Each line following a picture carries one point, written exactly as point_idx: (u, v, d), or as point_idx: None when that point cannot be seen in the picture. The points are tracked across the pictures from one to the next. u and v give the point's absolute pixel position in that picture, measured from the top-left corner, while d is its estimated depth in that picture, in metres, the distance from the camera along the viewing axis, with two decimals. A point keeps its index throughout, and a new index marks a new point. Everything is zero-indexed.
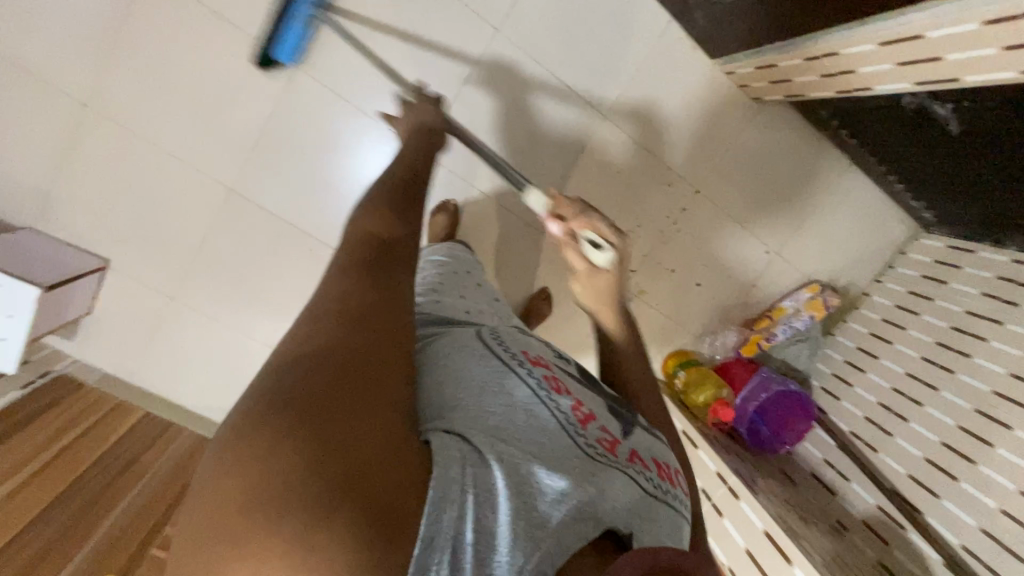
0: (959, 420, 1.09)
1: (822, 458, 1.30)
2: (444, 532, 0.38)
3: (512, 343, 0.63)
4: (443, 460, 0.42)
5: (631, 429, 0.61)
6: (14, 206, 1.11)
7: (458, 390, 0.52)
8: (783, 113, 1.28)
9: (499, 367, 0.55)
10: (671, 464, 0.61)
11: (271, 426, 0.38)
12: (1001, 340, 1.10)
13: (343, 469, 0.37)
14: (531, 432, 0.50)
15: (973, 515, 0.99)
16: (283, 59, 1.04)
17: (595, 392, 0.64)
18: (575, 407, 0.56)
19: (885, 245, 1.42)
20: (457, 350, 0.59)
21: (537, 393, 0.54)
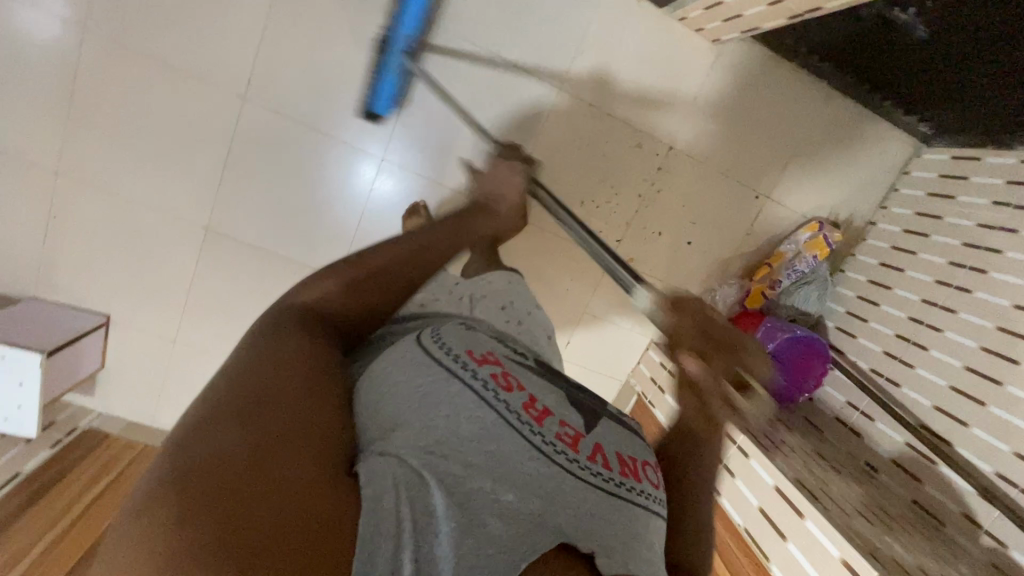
0: (981, 341, 1.02)
1: (845, 401, 1.25)
2: (381, 556, 0.42)
3: (456, 342, 0.61)
4: (384, 492, 0.45)
5: (596, 420, 0.61)
6: (13, 280, 1.16)
7: (403, 408, 0.54)
8: (749, 48, 1.20)
9: (439, 378, 0.56)
10: (640, 456, 0.61)
11: (197, 491, 0.40)
12: (1017, 250, 1.02)
13: (263, 517, 0.40)
14: (474, 441, 0.52)
15: (1005, 440, 0.93)
16: (380, 108, 1.09)
17: (555, 382, 0.64)
18: (528, 404, 0.57)
19: (885, 168, 1.32)
20: (402, 361, 0.59)
21: (483, 399, 0.55)
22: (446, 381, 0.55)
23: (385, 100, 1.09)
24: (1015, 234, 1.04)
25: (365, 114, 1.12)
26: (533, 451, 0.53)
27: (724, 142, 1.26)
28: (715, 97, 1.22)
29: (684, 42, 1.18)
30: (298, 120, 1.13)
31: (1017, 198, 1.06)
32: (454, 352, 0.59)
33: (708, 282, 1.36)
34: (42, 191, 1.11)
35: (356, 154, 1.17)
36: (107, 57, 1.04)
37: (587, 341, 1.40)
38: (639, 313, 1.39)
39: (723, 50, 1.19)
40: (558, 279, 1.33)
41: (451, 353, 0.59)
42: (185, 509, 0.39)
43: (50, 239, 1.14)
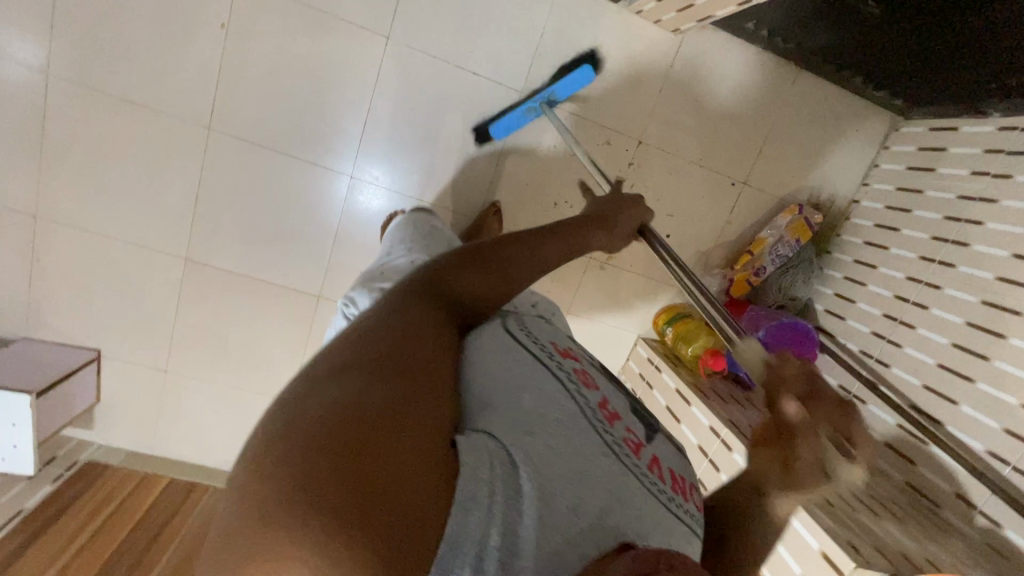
0: (967, 316, 1.00)
1: (836, 385, 1.23)
2: (468, 540, 0.37)
3: (540, 335, 0.63)
4: (471, 458, 0.40)
5: (652, 435, 0.60)
6: (4, 322, 1.19)
7: (492, 384, 0.51)
8: (712, 35, 1.19)
9: (530, 365, 0.54)
10: (687, 478, 0.58)
11: (332, 431, 0.34)
12: (998, 220, 1.00)
13: (373, 476, 0.33)
14: (563, 430, 0.48)
15: (994, 417, 0.91)
16: (495, 134, 1.16)
17: (619, 393, 0.64)
18: (602, 404, 0.56)
19: (865, 144, 1.29)
20: (490, 343, 0.56)
21: (567, 389, 0.53)
22: (536, 367, 0.54)
23: (504, 128, 1.15)
24: (995, 204, 1.01)
25: (478, 138, 1.19)
26: (609, 448, 0.50)
27: (696, 131, 1.25)
28: (683, 87, 1.21)
29: (645, 34, 1.17)
30: (265, 146, 1.14)
31: (995, 167, 1.03)
32: (541, 347, 0.58)
33: (691, 273, 1.35)
34: (23, 233, 1.13)
35: (328, 174, 1.18)
36: (75, 98, 1.06)
37: (574, 341, 1.39)
38: (624, 310, 1.38)
39: (686, 39, 1.18)
40: (539, 282, 1.33)
41: (537, 345, 0.58)
42: (324, 434, 0.34)
43: (36, 280, 1.17)
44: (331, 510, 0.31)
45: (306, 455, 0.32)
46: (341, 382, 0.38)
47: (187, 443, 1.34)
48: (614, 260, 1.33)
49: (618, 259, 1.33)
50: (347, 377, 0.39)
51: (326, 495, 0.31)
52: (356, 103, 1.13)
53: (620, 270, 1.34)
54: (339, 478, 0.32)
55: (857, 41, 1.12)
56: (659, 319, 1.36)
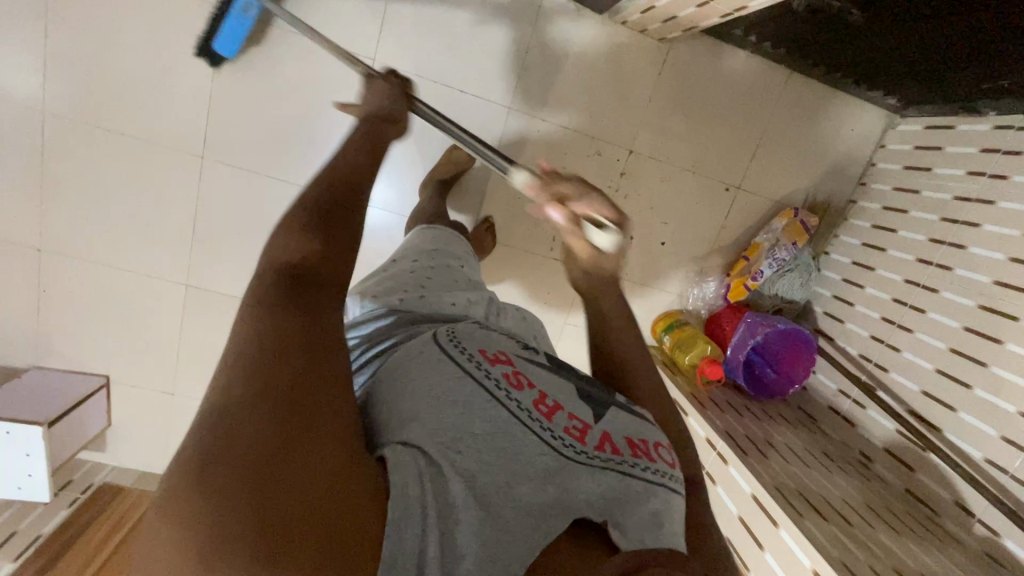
0: (964, 321, 0.99)
1: (837, 389, 1.22)
2: (408, 552, 0.38)
3: (468, 341, 0.57)
4: (397, 478, 0.41)
5: (604, 408, 0.57)
6: (16, 353, 1.23)
7: (411, 401, 0.49)
8: (699, 42, 1.17)
9: (454, 375, 0.51)
10: (651, 438, 0.56)
11: (199, 504, 0.34)
12: (995, 223, 0.98)
13: (262, 528, 0.34)
14: (491, 437, 0.48)
15: (993, 424, 0.90)
16: (224, 53, 1.02)
17: (564, 375, 0.59)
18: (539, 401, 0.53)
19: (859, 143, 1.27)
20: (413, 358, 0.54)
21: (494, 397, 0.51)
22: (459, 378, 0.51)
23: (231, 41, 1.01)
24: (992, 205, 1.00)
25: (208, 58, 1.05)
26: (547, 452, 0.49)
27: (687, 138, 1.24)
28: (671, 95, 1.20)
29: (631, 44, 1.16)
30: (257, 172, 1.15)
31: (992, 167, 1.02)
32: (466, 351, 0.55)
33: (687, 279, 1.35)
34: (29, 267, 1.16)
35: None
36: (72, 134, 1.09)
37: (572, 351, 1.40)
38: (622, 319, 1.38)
39: (673, 47, 1.17)
40: (534, 294, 1.33)
41: (463, 350, 0.55)
42: (217, 490, 0.35)
43: (44, 311, 1.20)
44: (237, 563, 0.33)
45: (190, 535, 0.34)
46: (221, 423, 0.38)
47: None
48: None
49: None
50: (220, 418, 0.38)
51: (224, 552, 0.33)
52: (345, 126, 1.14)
53: (616, 279, 1.33)
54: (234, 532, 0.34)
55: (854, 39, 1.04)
56: (655, 326, 1.36)
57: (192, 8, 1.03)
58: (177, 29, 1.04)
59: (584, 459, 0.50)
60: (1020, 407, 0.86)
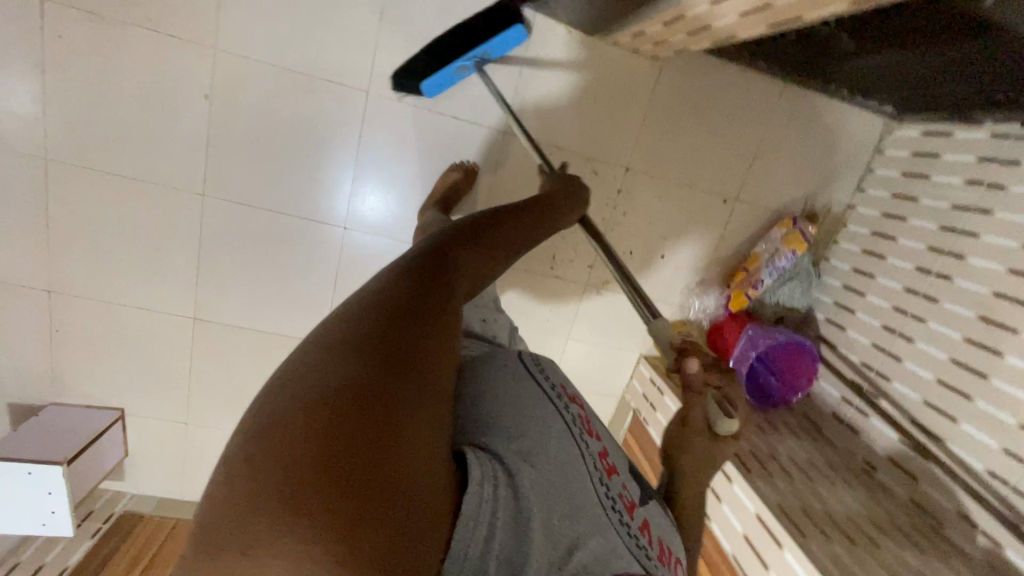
0: (964, 332, 0.99)
1: (840, 396, 1.23)
2: (464, 561, 0.38)
3: (551, 369, 0.62)
4: (479, 484, 0.41)
5: (647, 497, 0.61)
6: (32, 391, 1.25)
7: (497, 404, 0.51)
8: (693, 57, 1.17)
9: (538, 395, 0.54)
10: (674, 552, 0.60)
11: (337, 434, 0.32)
12: (993, 233, 0.99)
13: (361, 503, 0.31)
14: (561, 459, 0.49)
15: (993, 436, 0.91)
16: (426, 91, 1.08)
17: (621, 442, 0.65)
18: (603, 455, 0.57)
19: (857, 150, 1.27)
20: (502, 369, 0.56)
21: (571, 428, 0.54)
22: (543, 400, 0.54)
23: (438, 84, 1.06)
24: (990, 215, 1.00)
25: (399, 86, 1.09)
26: (604, 501, 0.52)
27: (684, 152, 1.24)
28: (666, 110, 1.20)
29: (624, 63, 1.16)
30: (258, 206, 1.17)
31: (988, 177, 1.02)
32: (550, 380, 0.59)
33: (688, 290, 1.36)
34: (40, 309, 1.19)
35: (321, 227, 1.20)
36: (75, 177, 1.10)
37: (577, 365, 1.42)
38: (624, 332, 1.39)
39: (666, 64, 1.17)
40: (536, 312, 1.34)
41: (547, 378, 0.59)
42: (336, 426, 0.32)
43: (58, 350, 1.22)
44: (326, 520, 0.30)
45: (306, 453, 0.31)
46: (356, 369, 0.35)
47: None
48: (610, 284, 1.34)
49: (613, 283, 1.34)
50: (355, 357, 0.35)
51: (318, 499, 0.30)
52: (343, 157, 1.15)
53: (616, 294, 1.35)
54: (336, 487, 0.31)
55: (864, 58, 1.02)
56: (658, 338, 1.37)
57: (185, 50, 1.04)
58: (173, 72, 1.05)
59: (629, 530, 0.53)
60: (1019, 420, 0.87)
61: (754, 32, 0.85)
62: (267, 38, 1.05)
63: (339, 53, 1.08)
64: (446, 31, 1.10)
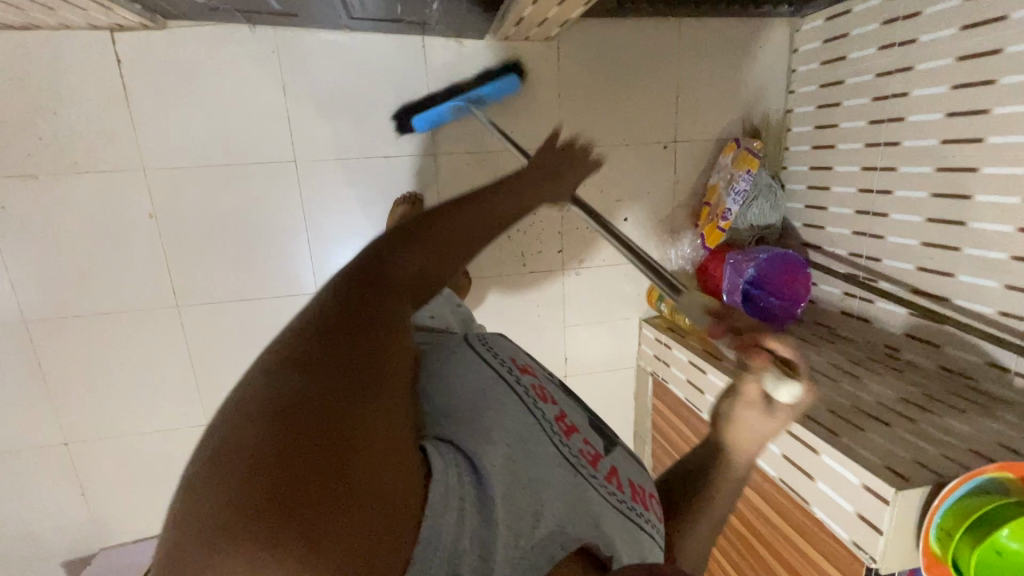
0: (929, 188, 0.98)
1: (842, 292, 1.21)
2: (443, 542, 0.37)
3: (500, 347, 0.60)
4: (438, 472, 0.40)
5: (612, 447, 0.59)
6: (80, 544, 1.28)
7: (448, 396, 0.50)
8: (585, 25, 1.20)
9: (489, 377, 0.53)
10: (646, 488, 0.58)
11: (290, 449, 0.34)
12: (921, 87, 0.98)
13: (321, 506, 0.33)
14: (520, 434, 0.48)
15: (992, 278, 0.89)
16: (419, 125, 1.15)
17: (579, 407, 0.63)
18: (559, 417, 0.55)
19: (773, 56, 1.28)
20: (447, 358, 0.56)
21: (525, 403, 0.52)
22: (494, 380, 0.53)
23: (426, 121, 1.15)
24: (912, 71, 1.00)
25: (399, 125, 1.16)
26: (565, 455, 0.50)
27: (611, 115, 1.27)
28: (579, 82, 1.23)
29: (523, 53, 1.19)
30: (239, 298, 1.21)
31: (898, 36, 1.02)
32: (502, 359, 0.57)
33: (663, 243, 1.36)
34: (62, 463, 1.22)
35: (295, 299, 1.23)
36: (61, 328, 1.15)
37: (582, 349, 1.41)
38: (617, 302, 1.39)
39: (561, 40, 1.20)
40: (525, 311, 1.35)
41: (498, 358, 0.57)
42: (289, 444, 0.34)
43: (90, 497, 1.25)
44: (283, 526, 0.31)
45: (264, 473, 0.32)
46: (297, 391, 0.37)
47: None
48: (586, 262, 1.35)
49: (589, 260, 1.35)
50: (295, 373, 0.37)
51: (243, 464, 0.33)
52: (295, 227, 1.19)
53: (596, 268, 1.36)
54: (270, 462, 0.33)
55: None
56: (652, 298, 1.37)
57: (118, 181, 1.09)
58: (112, 204, 1.10)
59: (598, 481, 0.51)
60: (1010, 252, 0.86)
61: None
62: (186, 146, 1.10)
63: (255, 136, 1.12)
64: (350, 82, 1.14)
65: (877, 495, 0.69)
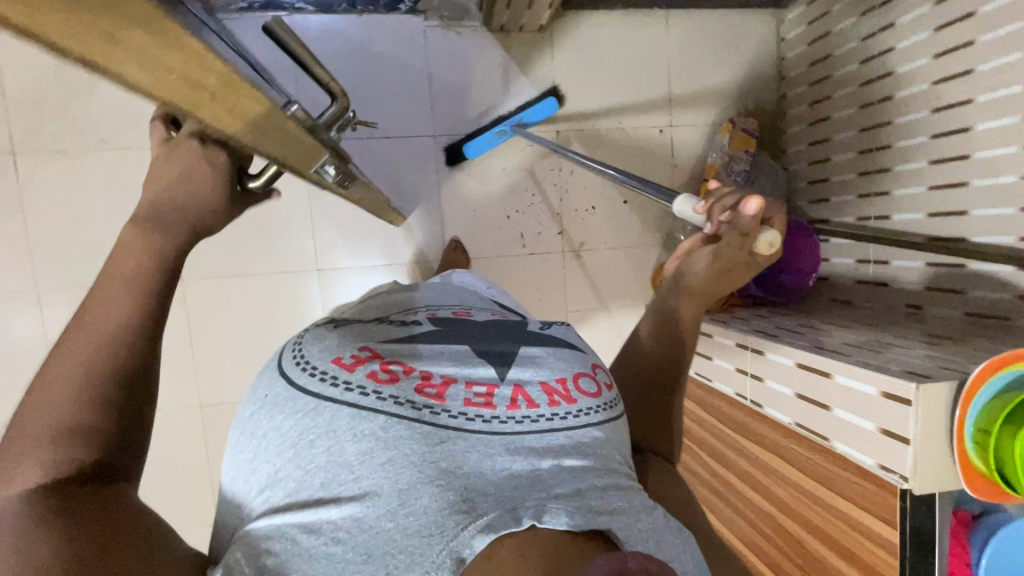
0: (929, 131, 0.96)
1: (855, 261, 1.15)
2: None
3: (328, 348, 0.54)
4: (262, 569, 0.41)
5: (508, 361, 0.56)
6: None
7: (274, 457, 0.48)
8: (576, 19, 1.28)
9: (308, 411, 0.49)
10: (564, 377, 0.56)
11: None
12: (906, 38, 1.00)
13: None
14: (362, 459, 0.45)
15: (1008, 204, 0.84)
16: (468, 151, 1.24)
17: (457, 345, 0.58)
18: (420, 387, 0.51)
19: (762, 45, 1.33)
20: (262, 409, 0.51)
21: (359, 409, 0.48)
22: (315, 411, 0.48)
23: (476, 148, 1.24)
24: (895, 27, 1.02)
25: (450, 154, 1.26)
26: (439, 431, 0.47)
27: (604, 102, 1.31)
28: (572, 70, 1.29)
29: (519, 44, 1.27)
30: (246, 274, 1.23)
31: None
32: (318, 368, 0.51)
33: (663, 226, 1.35)
34: None
35: (297, 275, 1.25)
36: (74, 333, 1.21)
37: (586, 337, 1.36)
38: (621, 286, 1.36)
39: (554, 32, 1.28)
40: (525, 295, 1.33)
41: (313, 370, 0.51)
42: None
43: None
44: None
45: None
46: None
47: None
48: (586, 245, 1.34)
49: (589, 243, 1.34)
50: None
51: None
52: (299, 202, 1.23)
53: (597, 251, 1.34)
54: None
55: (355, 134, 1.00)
56: (656, 281, 1.32)
57: (140, 158, 1.17)
58: (131, 180, 1.17)
59: (495, 421, 0.49)
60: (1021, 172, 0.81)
61: None
62: None
63: None
64: (355, 66, 1.21)
65: (896, 397, 0.61)
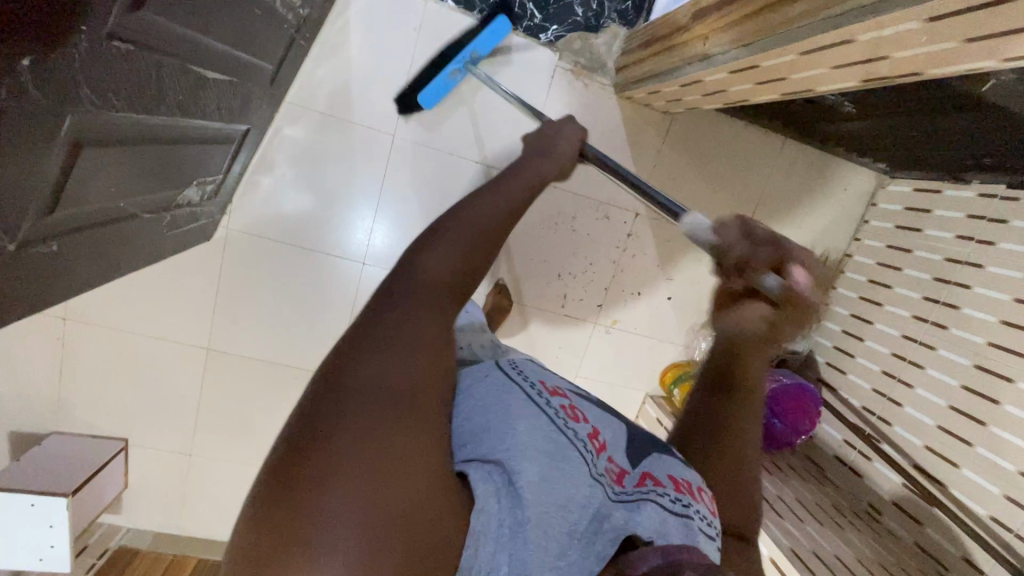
0: (961, 378, 1.03)
1: (843, 440, 1.27)
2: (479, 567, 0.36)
3: (529, 371, 0.54)
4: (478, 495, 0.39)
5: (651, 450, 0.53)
6: (38, 418, 1.23)
7: (480, 420, 0.45)
8: (697, 113, 1.24)
9: (519, 401, 0.47)
10: (694, 481, 0.51)
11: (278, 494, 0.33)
12: (985, 286, 1.04)
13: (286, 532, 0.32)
14: (559, 459, 0.44)
15: (995, 482, 0.94)
16: (424, 101, 1.13)
17: (611, 416, 0.57)
18: (591, 435, 0.50)
19: (853, 202, 1.34)
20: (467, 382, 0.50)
21: (553, 421, 0.47)
22: (523, 402, 0.47)
23: (432, 95, 1.13)
24: (981, 269, 1.05)
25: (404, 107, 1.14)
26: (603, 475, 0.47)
27: (690, 200, 1.30)
28: (677, 155, 1.26)
29: (637, 116, 1.23)
30: (275, 238, 1.20)
31: (978, 233, 1.08)
32: (528, 379, 0.51)
33: (693, 331, 1.39)
34: (53, 334, 1.18)
35: (342, 261, 1.23)
36: None
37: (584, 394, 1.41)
38: (636, 370, 1.41)
39: (673, 117, 1.24)
40: (544, 348, 1.36)
41: (523, 377, 0.52)
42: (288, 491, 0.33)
43: (67, 376, 1.22)
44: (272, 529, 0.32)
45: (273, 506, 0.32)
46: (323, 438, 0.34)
47: (209, 519, 1.36)
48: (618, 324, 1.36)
49: (621, 322, 1.36)
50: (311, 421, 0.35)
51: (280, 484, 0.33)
52: (367, 192, 1.20)
53: (625, 333, 1.37)
54: (319, 502, 0.33)
55: (232, 156, 1.01)
56: (665, 379, 1.39)
57: None
58: None
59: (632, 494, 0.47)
60: (1019, 467, 0.90)
61: (767, 97, 0.82)
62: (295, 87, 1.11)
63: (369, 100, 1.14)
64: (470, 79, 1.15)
65: None
